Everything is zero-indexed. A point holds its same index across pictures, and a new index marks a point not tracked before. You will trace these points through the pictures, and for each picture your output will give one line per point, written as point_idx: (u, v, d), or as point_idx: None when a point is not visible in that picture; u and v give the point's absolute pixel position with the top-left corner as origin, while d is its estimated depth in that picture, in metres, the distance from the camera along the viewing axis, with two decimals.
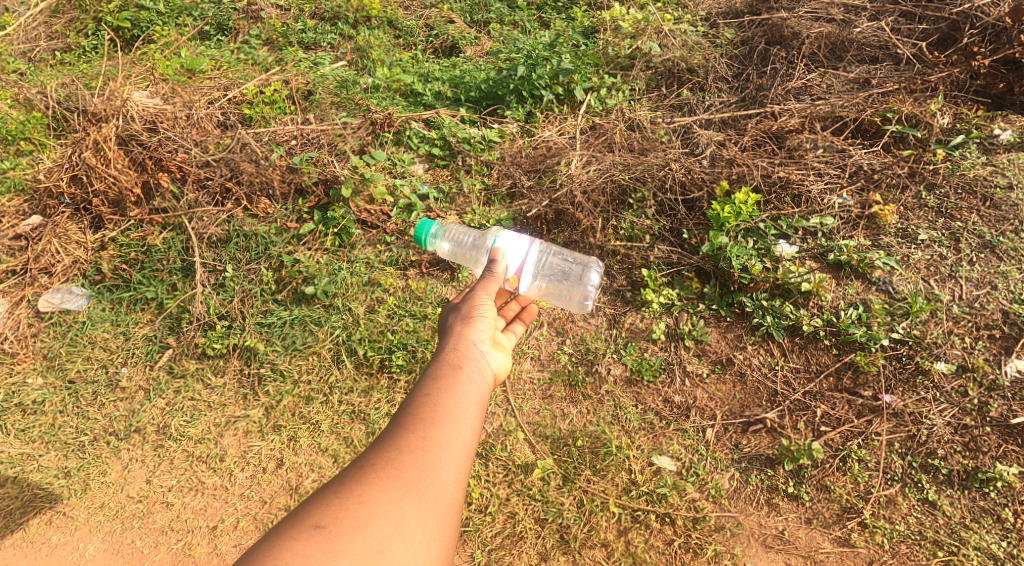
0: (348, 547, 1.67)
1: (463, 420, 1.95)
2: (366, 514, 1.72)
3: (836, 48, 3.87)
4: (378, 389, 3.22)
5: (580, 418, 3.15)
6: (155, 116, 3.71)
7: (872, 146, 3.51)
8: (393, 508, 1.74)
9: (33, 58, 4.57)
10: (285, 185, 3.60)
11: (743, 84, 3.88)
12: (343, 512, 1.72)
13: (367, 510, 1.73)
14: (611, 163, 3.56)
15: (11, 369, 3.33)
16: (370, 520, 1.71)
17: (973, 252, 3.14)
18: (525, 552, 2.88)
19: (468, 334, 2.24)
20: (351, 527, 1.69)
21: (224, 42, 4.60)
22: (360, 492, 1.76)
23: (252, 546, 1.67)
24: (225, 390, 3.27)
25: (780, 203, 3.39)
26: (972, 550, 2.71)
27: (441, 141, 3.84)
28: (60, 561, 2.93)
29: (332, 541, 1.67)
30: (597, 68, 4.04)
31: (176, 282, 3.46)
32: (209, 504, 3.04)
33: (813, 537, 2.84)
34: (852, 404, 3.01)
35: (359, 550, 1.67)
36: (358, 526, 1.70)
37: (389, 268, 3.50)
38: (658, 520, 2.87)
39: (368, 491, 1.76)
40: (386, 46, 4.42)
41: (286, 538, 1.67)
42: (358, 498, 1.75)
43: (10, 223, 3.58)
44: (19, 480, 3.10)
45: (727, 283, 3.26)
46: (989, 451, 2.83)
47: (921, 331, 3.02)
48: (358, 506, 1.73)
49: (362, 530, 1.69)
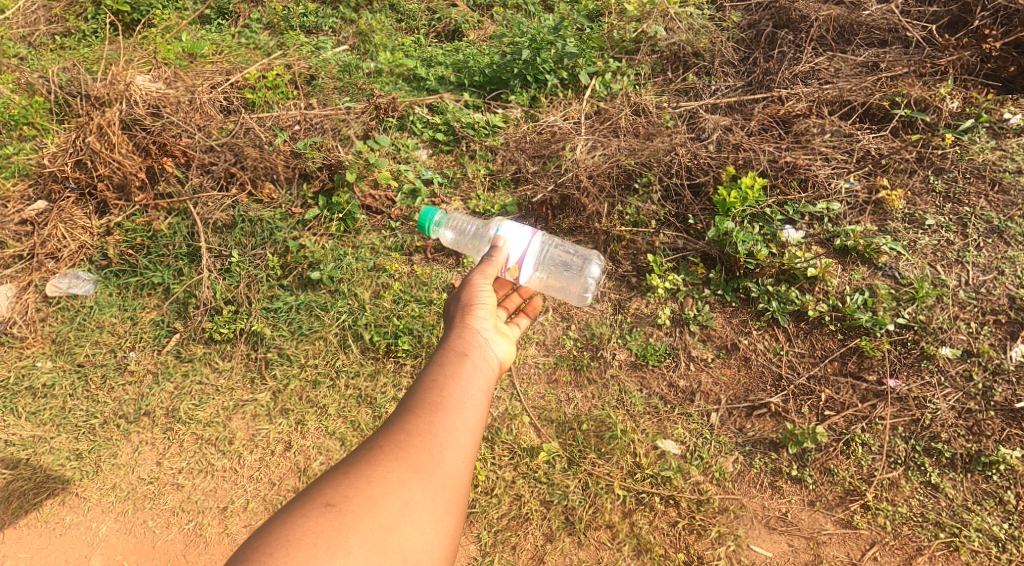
0: (359, 525, 1.69)
1: (470, 405, 1.97)
2: (376, 494, 1.74)
3: (845, 30, 3.80)
4: (384, 373, 3.24)
5: (585, 402, 3.17)
6: (158, 100, 3.68)
7: (880, 130, 3.48)
8: (401, 489, 1.76)
9: (33, 42, 4.52)
10: (289, 171, 3.60)
11: (750, 68, 3.83)
12: (353, 492, 1.74)
13: (377, 490, 1.75)
14: (616, 148, 3.54)
15: (22, 352, 3.36)
16: (379, 500, 1.73)
17: (981, 237, 3.13)
18: (531, 533, 2.92)
19: (473, 322, 2.25)
20: (361, 506, 1.72)
21: (225, 26, 4.55)
22: (369, 473, 1.78)
23: (264, 524, 1.70)
24: (232, 374, 3.29)
25: (786, 188, 3.36)
26: (973, 532, 2.75)
27: (445, 126, 3.83)
28: (73, 541, 2.98)
29: (342, 519, 1.69)
30: (602, 51, 4.00)
31: (181, 267, 3.47)
32: (218, 486, 3.08)
33: (815, 519, 2.87)
34: (856, 389, 3.02)
35: (370, 528, 1.69)
36: (368, 505, 1.72)
37: (394, 253, 3.50)
38: (663, 502, 2.91)
39: (377, 472, 1.78)
40: (388, 30, 4.38)
41: (297, 515, 1.70)
42: (367, 478, 1.77)
43: (15, 208, 3.58)
44: (30, 462, 3.14)
45: (733, 269, 3.25)
46: (993, 435, 2.84)
47: (926, 317, 3.01)
48: (368, 486, 1.75)
49: (372, 509, 1.71)
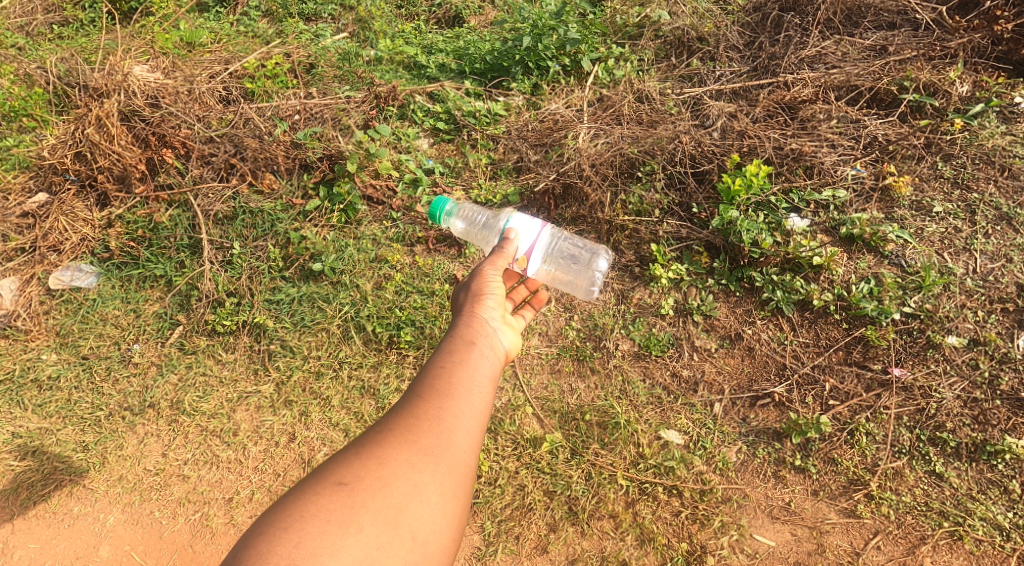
0: (370, 503, 1.69)
1: (477, 392, 1.96)
2: (387, 475, 1.74)
3: (852, 13, 3.74)
4: (386, 364, 3.23)
5: (588, 393, 3.16)
6: (156, 90, 3.67)
7: (888, 116, 3.42)
8: (411, 470, 1.76)
9: (30, 31, 4.48)
10: (289, 161, 3.59)
11: (755, 53, 3.77)
12: (364, 472, 1.74)
13: (388, 470, 1.75)
14: (619, 136, 3.50)
15: (26, 345, 3.37)
16: (390, 480, 1.73)
17: (990, 225, 3.08)
18: (535, 523, 2.92)
19: (480, 311, 2.23)
20: (373, 486, 1.72)
21: (223, 13, 4.53)
22: (380, 454, 1.78)
23: (277, 500, 1.69)
24: (236, 365, 3.30)
25: (792, 175, 3.33)
26: (978, 521, 2.72)
27: (446, 115, 3.80)
28: (82, 533, 3.00)
29: (354, 498, 1.69)
30: (605, 37, 3.96)
31: (183, 259, 3.46)
32: (223, 477, 3.09)
33: (819, 508, 2.86)
34: (861, 378, 3.00)
35: (381, 508, 1.68)
36: (379, 485, 1.72)
37: (396, 244, 3.49)
38: (666, 492, 2.90)
39: (388, 453, 1.78)
40: (388, 17, 4.35)
41: (310, 493, 1.70)
42: (378, 459, 1.77)
43: (17, 201, 3.60)
44: (38, 454, 3.16)
45: (737, 258, 3.22)
46: (999, 425, 2.81)
47: (933, 305, 2.99)
48: (379, 466, 1.75)
49: (382, 489, 1.71)
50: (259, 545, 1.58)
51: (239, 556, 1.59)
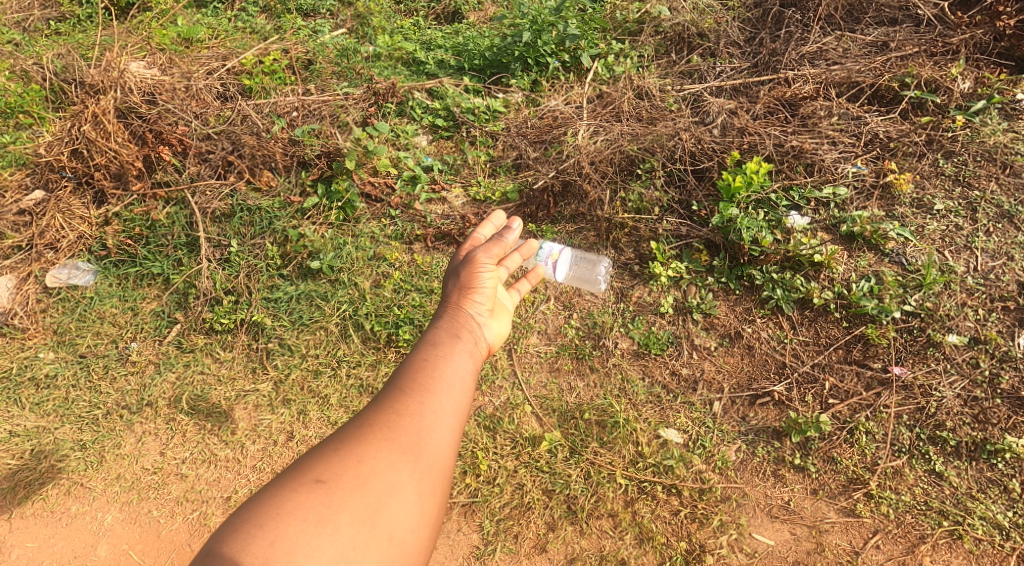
0: (347, 501, 1.67)
1: (457, 391, 1.95)
2: (365, 473, 1.72)
3: (854, 9, 3.73)
4: (385, 363, 3.21)
5: (587, 391, 3.15)
6: (153, 87, 3.65)
7: (889, 113, 3.41)
8: (389, 468, 1.75)
9: (27, 27, 4.45)
10: (287, 158, 3.57)
11: (755, 49, 3.75)
12: (342, 470, 1.72)
13: (366, 468, 1.73)
14: (618, 134, 3.49)
15: (23, 344, 3.36)
16: (368, 478, 1.72)
17: (990, 223, 3.07)
18: (533, 522, 2.90)
19: (465, 307, 2.21)
20: (350, 484, 1.70)
21: (221, 9, 4.51)
22: (358, 451, 1.76)
23: (252, 497, 1.67)
24: (233, 364, 3.29)
25: (791, 172, 3.32)
26: (978, 520, 2.71)
27: (445, 112, 3.80)
28: (80, 531, 2.99)
29: (331, 496, 1.67)
30: (604, 33, 3.95)
31: (181, 257, 3.45)
32: (221, 476, 3.08)
33: (819, 507, 2.85)
34: (861, 377, 2.99)
35: (358, 506, 1.67)
36: (357, 483, 1.70)
37: (394, 242, 3.48)
38: (665, 491, 2.89)
39: (367, 450, 1.77)
40: (386, 12, 4.33)
41: (287, 490, 1.68)
42: (356, 456, 1.75)
43: (13, 198, 3.57)
44: (36, 452, 3.15)
45: (737, 256, 3.20)
46: (998, 424, 2.80)
47: (933, 303, 2.98)
48: (357, 464, 1.74)
49: (360, 487, 1.70)
50: (234, 541, 1.57)
51: (214, 551, 1.57)
